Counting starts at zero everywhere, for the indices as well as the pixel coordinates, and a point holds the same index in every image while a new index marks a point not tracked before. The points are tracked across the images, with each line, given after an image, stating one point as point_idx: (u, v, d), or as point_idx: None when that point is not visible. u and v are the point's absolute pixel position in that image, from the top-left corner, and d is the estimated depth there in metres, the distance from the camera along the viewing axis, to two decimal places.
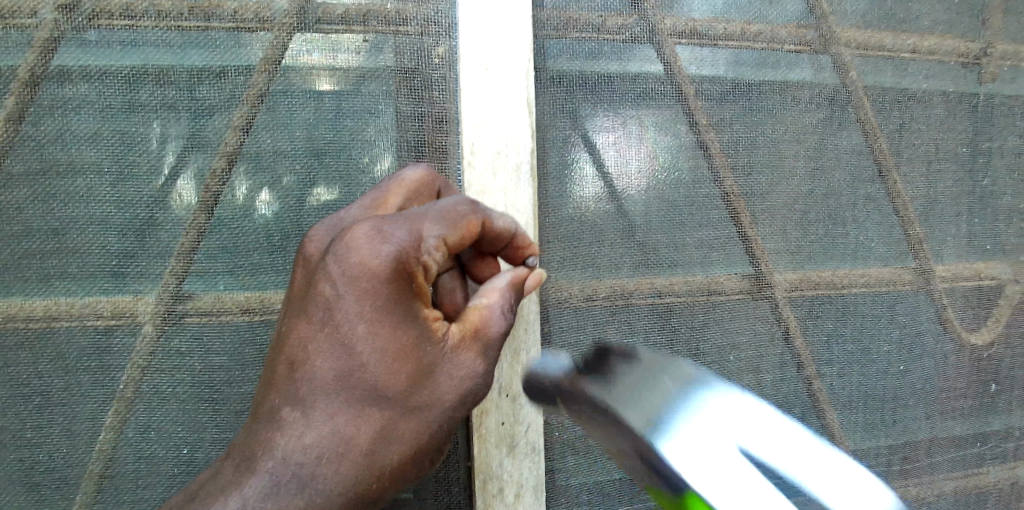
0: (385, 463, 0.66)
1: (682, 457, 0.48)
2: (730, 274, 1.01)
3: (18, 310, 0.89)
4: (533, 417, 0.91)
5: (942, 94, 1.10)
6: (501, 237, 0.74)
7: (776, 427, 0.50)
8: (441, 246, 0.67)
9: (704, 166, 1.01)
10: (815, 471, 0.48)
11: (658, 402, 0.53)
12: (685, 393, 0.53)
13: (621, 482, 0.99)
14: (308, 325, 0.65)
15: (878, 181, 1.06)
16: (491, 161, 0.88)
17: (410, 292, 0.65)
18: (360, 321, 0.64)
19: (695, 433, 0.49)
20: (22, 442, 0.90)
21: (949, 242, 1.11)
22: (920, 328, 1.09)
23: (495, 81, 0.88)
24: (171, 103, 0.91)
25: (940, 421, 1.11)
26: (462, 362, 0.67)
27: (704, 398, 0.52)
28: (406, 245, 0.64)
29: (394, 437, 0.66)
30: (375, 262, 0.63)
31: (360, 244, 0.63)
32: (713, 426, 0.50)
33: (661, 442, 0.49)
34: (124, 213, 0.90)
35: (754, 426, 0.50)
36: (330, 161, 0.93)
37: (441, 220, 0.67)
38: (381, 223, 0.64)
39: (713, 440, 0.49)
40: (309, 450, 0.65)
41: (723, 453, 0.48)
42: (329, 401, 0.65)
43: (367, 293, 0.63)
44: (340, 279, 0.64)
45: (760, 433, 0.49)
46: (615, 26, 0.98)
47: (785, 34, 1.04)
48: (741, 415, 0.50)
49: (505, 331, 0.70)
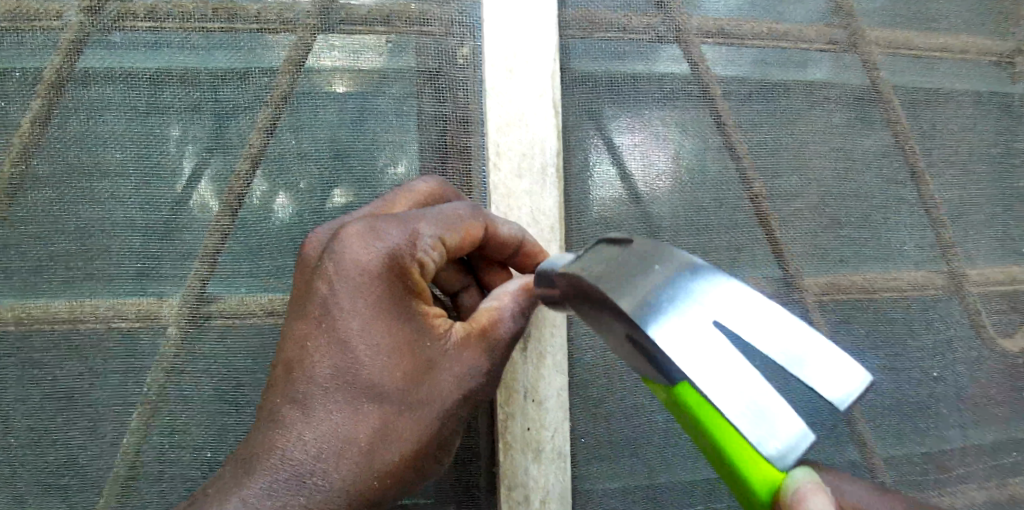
0: (385, 462, 0.64)
1: (676, 340, 0.52)
2: (758, 278, 0.99)
3: (43, 312, 0.89)
4: (559, 422, 0.89)
5: (974, 93, 1.08)
6: (507, 244, 0.72)
7: (768, 318, 0.53)
8: (438, 245, 0.66)
9: (731, 167, 0.99)
10: (804, 351, 0.52)
11: (656, 291, 0.55)
12: (685, 285, 0.55)
13: (647, 489, 0.98)
14: (307, 323, 0.64)
15: (909, 183, 1.04)
16: (516, 163, 0.87)
17: (407, 290, 0.64)
18: (356, 316, 0.63)
19: (690, 317, 0.53)
20: (47, 444, 0.90)
21: (982, 245, 1.08)
22: (952, 333, 1.06)
23: (520, 82, 0.87)
24: (195, 105, 0.91)
25: (974, 429, 1.08)
26: (465, 361, 0.66)
27: (707, 287, 0.54)
28: (402, 243, 0.64)
29: (395, 433, 0.64)
30: (370, 260, 0.63)
31: (355, 242, 0.63)
32: (705, 312, 0.53)
33: (658, 325, 0.53)
34: (148, 215, 0.90)
35: (743, 310, 0.53)
36: (354, 162, 0.92)
37: (438, 220, 0.66)
38: (375, 221, 0.64)
39: (702, 325, 0.53)
40: (307, 449, 0.62)
41: (708, 333, 0.52)
42: (328, 397, 0.63)
43: (364, 289, 0.63)
44: (336, 277, 0.63)
45: (750, 319, 0.53)
46: (640, 26, 0.97)
47: (812, 34, 1.02)
48: (737, 303, 0.54)
49: (514, 333, 0.68)
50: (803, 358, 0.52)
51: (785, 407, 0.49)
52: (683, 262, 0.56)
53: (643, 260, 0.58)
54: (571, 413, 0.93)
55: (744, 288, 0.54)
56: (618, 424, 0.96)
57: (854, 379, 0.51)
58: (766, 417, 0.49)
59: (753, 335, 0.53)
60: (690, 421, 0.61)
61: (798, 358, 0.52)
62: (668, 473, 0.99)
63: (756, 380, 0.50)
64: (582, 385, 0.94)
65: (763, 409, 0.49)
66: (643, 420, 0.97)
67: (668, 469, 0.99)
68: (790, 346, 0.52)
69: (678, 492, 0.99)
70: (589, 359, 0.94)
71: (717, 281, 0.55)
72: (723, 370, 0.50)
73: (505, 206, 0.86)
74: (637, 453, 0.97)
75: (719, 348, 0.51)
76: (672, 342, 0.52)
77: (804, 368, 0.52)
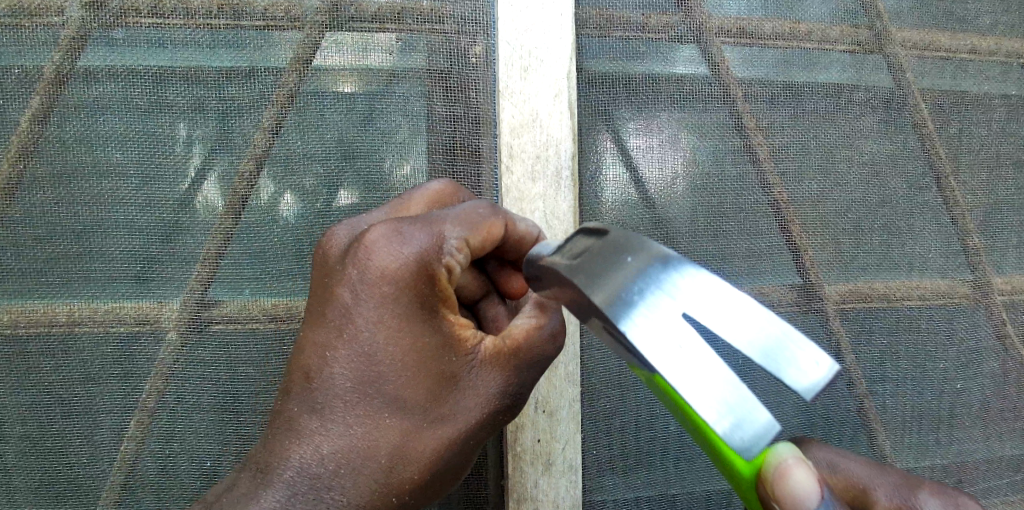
0: (404, 479, 0.61)
1: (648, 339, 0.42)
2: (777, 286, 0.96)
3: (41, 315, 0.86)
4: (571, 434, 0.86)
5: (1003, 97, 1.04)
6: (525, 244, 0.68)
7: (737, 304, 0.43)
8: (463, 248, 0.61)
9: (752, 172, 0.96)
10: (775, 335, 0.42)
11: (618, 280, 0.46)
12: (648, 270, 0.45)
13: (660, 503, 0.94)
14: (325, 331, 0.61)
15: (935, 188, 1.01)
16: (530, 166, 0.84)
17: (433, 298, 0.60)
18: (380, 327, 0.59)
19: (656, 311, 0.43)
20: (42, 451, 0.87)
21: (1009, 254, 1.05)
22: (979, 344, 1.03)
23: (535, 81, 0.84)
24: (199, 103, 0.88)
25: (1000, 443, 1.04)
26: (493, 379, 0.62)
27: (666, 275, 0.45)
28: (428, 247, 0.60)
29: (416, 450, 0.61)
30: (395, 266, 0.59)
31: (380, 247, 0.59)
32: (672, 308, 0.44)
33: (626, 323, 0.43)
34: (148, 217, 0.87)
35: (717, 301, 0.43)
36: (361, 163, 0.89)
37: (462, 221, 0.62)
38: (399, 225, 0.60)
39: (672, 318, 0.43)
40: (325, 463, 0.60)
41: (681, 333, 0.42)
42: (348, 410, 0.60)
43: (388, 298, 0.59)
44: (361, 283, 0.59)
45: (718, 304, 0.43)
46: (659, 26, 0.94)
47: (837, 34, 0.99)
48: (701, 293, 0.44)
49: (547, 351, 0.64)
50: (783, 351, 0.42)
51: (757, 404, 0.40)
52: (641, 243, 0.47)
53: (607, 244, 0.48)
54: (583, 425, 0.90)
55: (709, 275, 0.44)
56: (631, 436, 0.93)
57: (831, 367, 0.42)
58: (734, 411, 0.40)
59: (723, 323, 0.43)
60: (680, 412, 0.55)
61: (775, 349, 0.42)
62: (683, 486, 0.95)
63: (729, 378, 0.41)
64: (595, 397, 0.91)
65: (736, 411, 0.40)
66: (658, 432, 0.94)
67: (683, 482, 0.95)
68: (763, 332, 0.42)
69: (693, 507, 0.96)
70: (603, 369, 0.91)
71: (679, 266, 0.45)
72: (694, 369, 0.41)
73: (518, 210, 0.83)
74: (651, 466, 0.94)
75: (690, 349, 0.42)
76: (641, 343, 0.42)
77: (785, 364, 0.42)
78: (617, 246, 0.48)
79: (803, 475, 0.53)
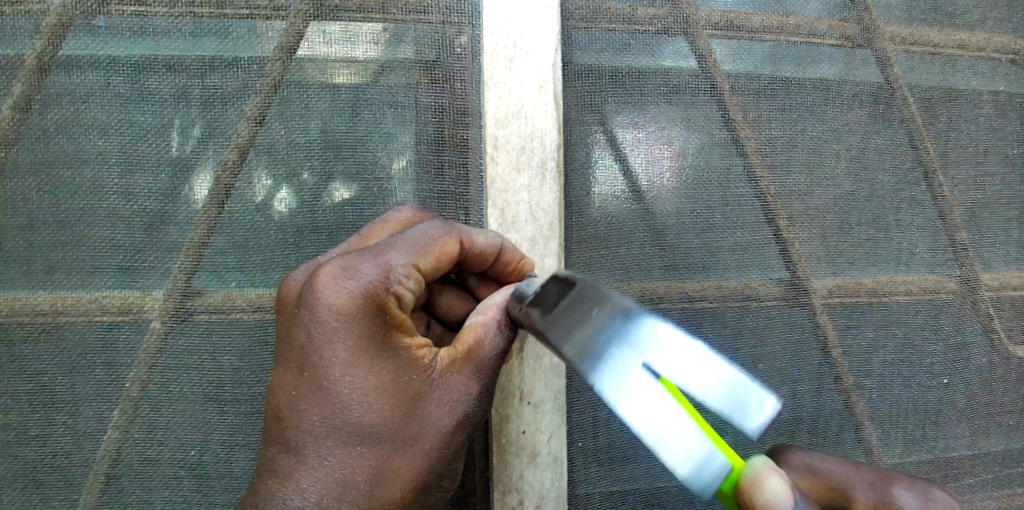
0: (386, 499, 0.61)
1: (617, 394, 0.51)
2: (765, 280, 0.96)
3: (24, 304, 0.86)
4: (555, 426, 0.86)
5: (992, 92, 1.04)
6: (483, 253, 0.70)
7: (700, 359, 0.51)
8: (412, 273, 0.63)
9: (740, 165, 0.96)
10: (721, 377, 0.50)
11: (579, 327, 0.56)
12: (616, 326, 0.55)
13: (646, 495, 0.94)
14: (290, 371, 0.62)
15: (922, 183, 1.01)
16: (515, 156, 0.83)
17: (384, 325, 0.61)
18: (338, 360, 0.60)
19: (627, 365, 0.53)
20: (24, 440, 0.87)
21: (997, 250, 1.04)
22: (967, 340, 1.02)
23: (521, 72, 0.84)
24: (182, 92, 0.87)
25: (986, 439, 1.03)
26: (454, 387, 0.63)
27: (620, 318, 0.55)
28: (374, 279, 0.61)
29: (392, 470, 0.61)
30: (343, 301, 0.60)
31: (327, 286, 0.60)
32: (638, 357, 0.53)
33: (601, 380, 0.53)
34: (134, 206, 0.87)
35: (674, 352, 0.52)
36: (347, 154, 0.89)
37: (409, 247, 0.63)
38: (346, 261, 0.61)
39: (640, 371, 0.52)
40: (307, 497, 0.61)
41: (644, 385, 0.51)
42: (320, 442, 0.61)
43: (341, 332, 0.60)
44: (312, 322, 0.60)
45: (665, 352, 0.52)
46: (646, 18, 0.94)
47: (825, 28, 0.99)
48: (650, 335, 0.53)
49: (499, 349, 0.65)
50: (743, 401, 0.49)
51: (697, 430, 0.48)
52: (602, 294, 0.58)
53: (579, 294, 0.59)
54: (569, 418, 0.90)
55: (655, 319, 0.54)
56: (618, 429, 0.93)
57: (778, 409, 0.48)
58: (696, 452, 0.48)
59: (670, 367, 0.52)
60: None
61: (726, 389, 0.49)
62: (668, 480, 0.95)
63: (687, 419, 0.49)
64: (581, 388, 0.91)
65: (697, 448, 0.48)
66: None
67: (669, 476, 0.95)
68: (717, 379, 0.50)
69: (679, 501, 0.96)
70: None
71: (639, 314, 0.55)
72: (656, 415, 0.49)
73: (502, 202, 0.83)
74: (638, 459, 0.94)
75: (645, 387, 0.51)
76: (596, 380, 0.53)
77: (735, 404, 0.49)
78: (583, 296, 0.58)
79: (778, 485, 0.48)
